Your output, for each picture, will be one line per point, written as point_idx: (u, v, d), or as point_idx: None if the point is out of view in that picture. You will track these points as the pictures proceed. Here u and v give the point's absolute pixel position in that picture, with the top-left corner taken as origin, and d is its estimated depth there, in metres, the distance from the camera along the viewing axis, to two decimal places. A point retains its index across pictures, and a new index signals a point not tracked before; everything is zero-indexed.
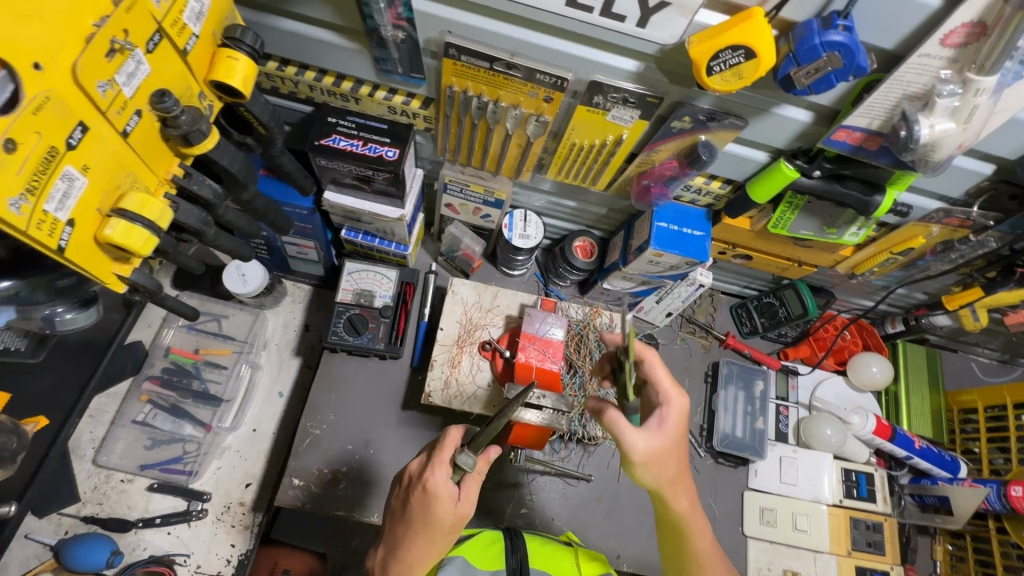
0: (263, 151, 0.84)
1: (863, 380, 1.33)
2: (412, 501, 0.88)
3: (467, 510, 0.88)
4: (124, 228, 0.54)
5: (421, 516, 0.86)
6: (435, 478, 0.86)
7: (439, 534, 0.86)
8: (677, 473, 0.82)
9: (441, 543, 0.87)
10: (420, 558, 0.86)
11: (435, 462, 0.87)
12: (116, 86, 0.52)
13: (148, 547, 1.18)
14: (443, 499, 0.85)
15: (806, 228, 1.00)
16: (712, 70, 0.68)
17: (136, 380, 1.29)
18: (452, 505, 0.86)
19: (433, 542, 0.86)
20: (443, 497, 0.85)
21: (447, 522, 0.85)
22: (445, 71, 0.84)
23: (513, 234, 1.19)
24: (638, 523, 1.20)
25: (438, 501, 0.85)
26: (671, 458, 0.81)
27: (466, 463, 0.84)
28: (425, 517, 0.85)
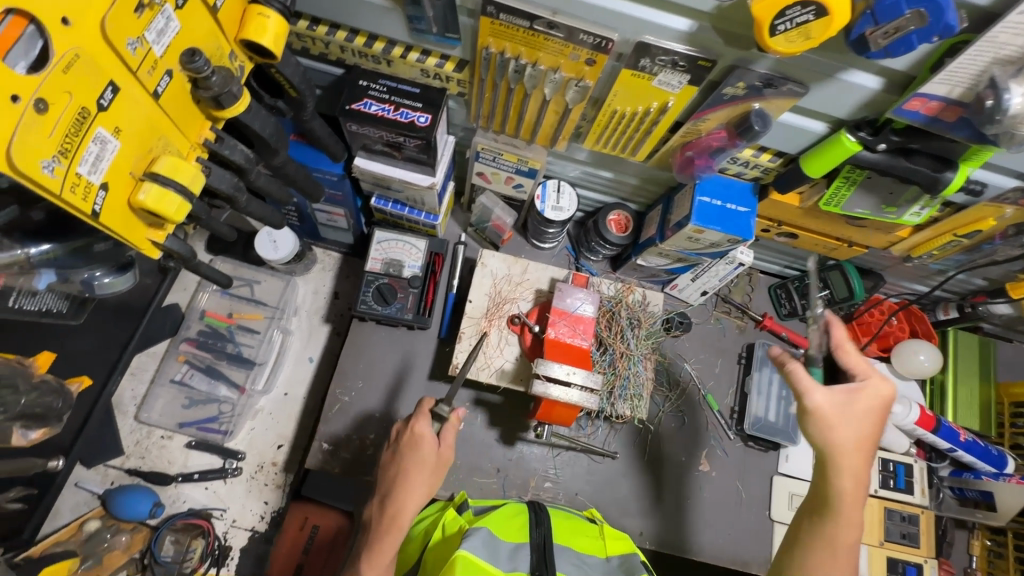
0: (294, 116, 0.81)
1: (908, 368, 1.27)
2: (401, 446, 0.96)
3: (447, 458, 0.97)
4: (157, 193, 0.53)
5: (410, 456, 0.94)
6: (419, 424, 0.96)
7: (427, 474, 0.94)
8: (852, 445, 0.76)
9: (427, 486, 0.94)
10: (411, 496, 0.92)
11: (417, 412, 0.98)
12: (146, 44, 0.50)
13: (187, 501, 1.25)
14: (427, 441, 0.95)
15: (862, 207, 0.94)
16: (775, 30, 0.62)
17: (174, 341, 1.33)
18: (436, 446, 0.95)
19: (422, 479, 0.93)
20: (427, 438, 0.95)
21: (432, 459, 0.94)
22: (482, 31, 0.79)
23: (545, 206, 1.16)
24: (698, 503, 1.20)
25: (424, 440, 0.95)
26: (847, 424, 0.76)
27: (445, 409, 0.97)
28: (413, 457, 0.94)
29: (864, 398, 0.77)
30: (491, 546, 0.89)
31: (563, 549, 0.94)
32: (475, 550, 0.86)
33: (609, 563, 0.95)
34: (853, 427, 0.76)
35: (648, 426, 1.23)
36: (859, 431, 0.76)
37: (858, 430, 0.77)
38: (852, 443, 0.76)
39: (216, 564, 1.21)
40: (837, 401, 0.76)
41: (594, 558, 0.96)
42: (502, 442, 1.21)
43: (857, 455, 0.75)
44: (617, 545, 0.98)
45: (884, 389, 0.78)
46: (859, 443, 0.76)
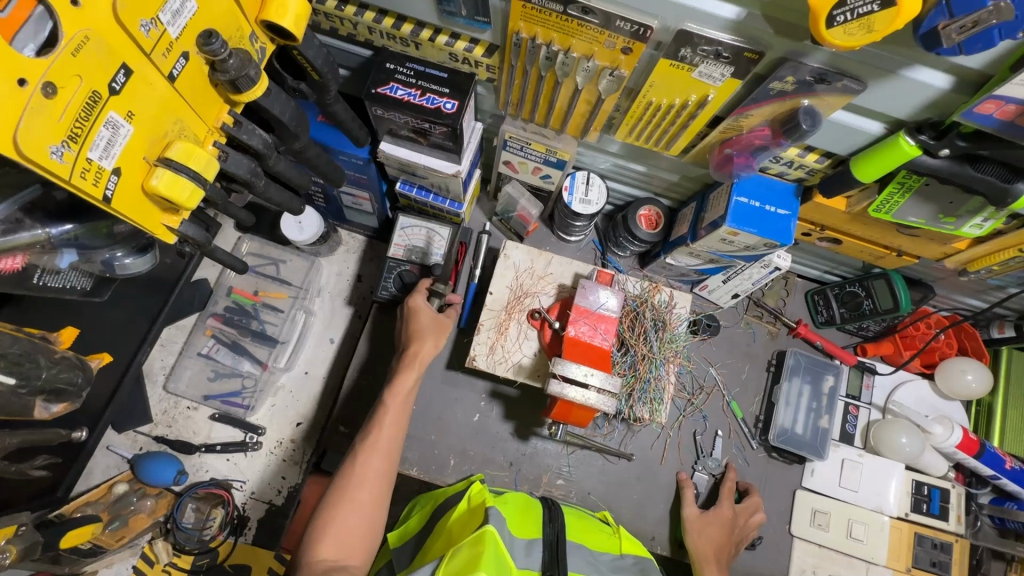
0: (317, 100, 0.79)
1: (954, 388, 1.19)
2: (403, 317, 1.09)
3: (447, 325, 1.08)
4: (170, 179, 0.52)
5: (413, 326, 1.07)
6: (416, 298, 1.09)
7: (430, 337, 1.06)
8: (705, 547, 1.05)
9: (433, 342, 1.05)
10: (431, 341, 1.05)
11: (416, 287, 1.10)
12: (160, 25, 0.49)
13: (210, 470, 1.28)
14: (423, 311, 1.08)
15: (917, 215, 0.86)
16: (833, 20, 0.56)
17: (202, 316, 1.36)
18: (432, 313, 1.08)
19: (433, 340, 1.06)
20: (423, 309, 1.08)
21: (433, 322, 1.07)
22: (513, 15, 0.75)
23: (573, 198, 1.12)
24: None
25: (420, 313, 1.07)
26: (700, 526, 1.08)
27: (442, 287, 1.10)
28: (415, 325, 1.07)
29: (714, 521, 1.09)
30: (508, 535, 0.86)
31: (578, 547, 0.92)
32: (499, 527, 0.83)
33: (622, 560, 0.94)
34: (710, 544, 1.05)
35: (667, 431, 1.20)
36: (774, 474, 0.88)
37: (710, 532, 1.07)
38: (705, 548, 1.05)
39: (235, 533, 1.26)
40: (699, 513, 1.10)
41: (609, 556, 0.94)
42: (516, 437, 1.19)
43: (711, 550, 1.06)
44: (631, 545, 0.97)
45: (727, 509, 1.11)
46: (713, 545, 1.06)
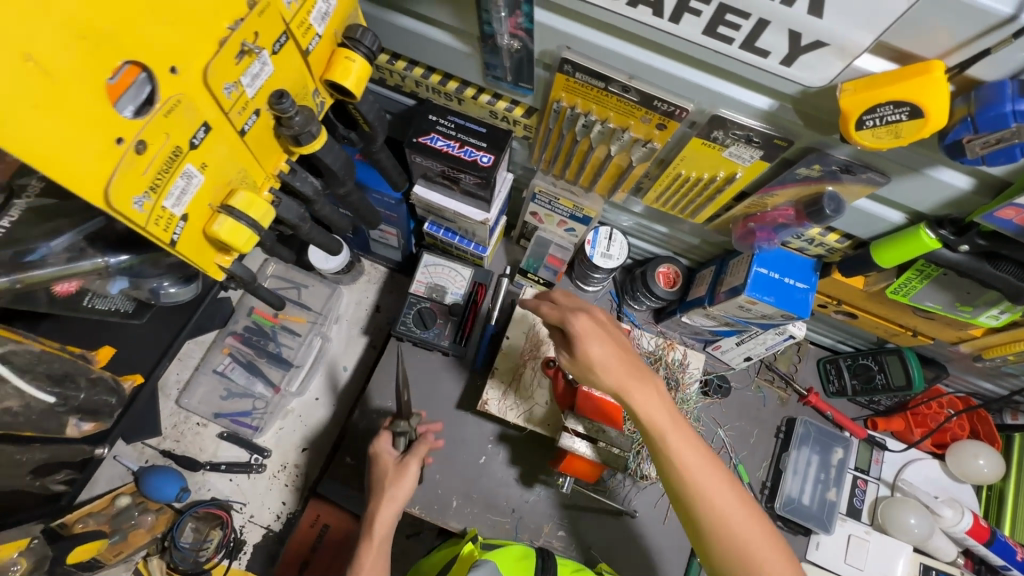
0: (364, 148, 0.84)
1: (965, 471, 1.18)
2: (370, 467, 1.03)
3: (407, 467, 0.99)
4: (230, 226, 0.56)
5: (376, 483, 1.00)
6: (379, 443, 1.03)
7: (386, 489, 0.98)
8: None
9: (391, 493, 0.97)
10: (390, 505, 0.96)
11: (380, 432, 1.04)
12: (240, 87, 0.53)
13: (211, 489, 1.29)
14: (384, 457, 1.02)
15: (934, 300, 0.88)
16: (862, 124, 0.60)
17: (221, 333, 1.39)
18: (393, 464, 1.01)
19: (393, 498, 0.97)
20: (384, 457, 1.02)
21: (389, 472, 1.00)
22: (556, 85, 0.79)
23: (595, 251, 1.16)
24: None
25: (380, 464, 1.01)
26: None
27: (405, 425, 1.02)
28: (378, 484, 1.00)
29: None
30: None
31: None
32: None
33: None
34: None
35: None
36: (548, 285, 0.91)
37: None
38: None
39: (230, 556, 1.25)
40: None
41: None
42: (520, 483, 1.19)
43: None
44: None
45: None
46: None
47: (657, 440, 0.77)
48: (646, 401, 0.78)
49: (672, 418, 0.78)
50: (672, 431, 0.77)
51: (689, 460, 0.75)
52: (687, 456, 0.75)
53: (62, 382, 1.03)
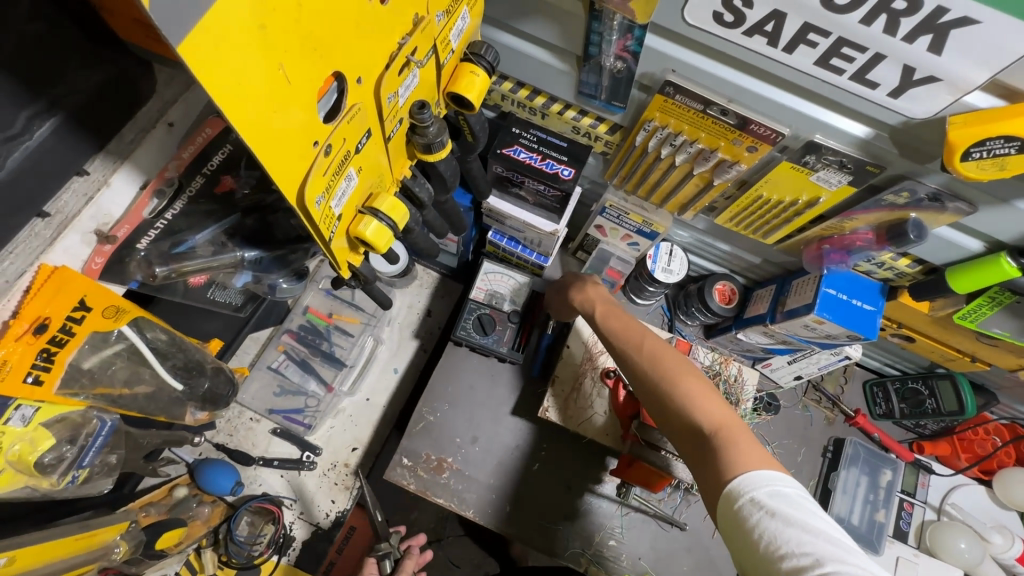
0: (460, 157, 0.87)
1: (1011, 497, 1.20)
2: None
3: None
4: (376, 227, 0.59)
5: None
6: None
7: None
8: None
9: None
10: None
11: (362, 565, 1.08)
12: (396, 97, 0.56)
13: (263, 485, 1.31)
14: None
15: (1002, 327, 0.90)
16: (969, 155, 0.63)
17: (277, 331, 1.41)
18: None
19: None
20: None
21: None
22: (652, 106, 0.83)
23: (656, 266, 1.19)
24: None
25: None
26: None
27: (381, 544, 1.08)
28: None
29: None
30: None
31: None
32: None
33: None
34: None
35: None
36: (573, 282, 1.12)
37: None
38: None
39: (279, 552, 1.27)
40: None
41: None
42: (573, 491, 1.21)
43: None
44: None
45: None
46: None
47: (638, 366, 0.89)
48: (637, 344, 0.92)
49: (654, 349, 0.89)
50: (653, 359, 0.88)
51: (664, 375, 0.85)
52: (662, 373, 0.85)
53: (191, 372, 0.99)
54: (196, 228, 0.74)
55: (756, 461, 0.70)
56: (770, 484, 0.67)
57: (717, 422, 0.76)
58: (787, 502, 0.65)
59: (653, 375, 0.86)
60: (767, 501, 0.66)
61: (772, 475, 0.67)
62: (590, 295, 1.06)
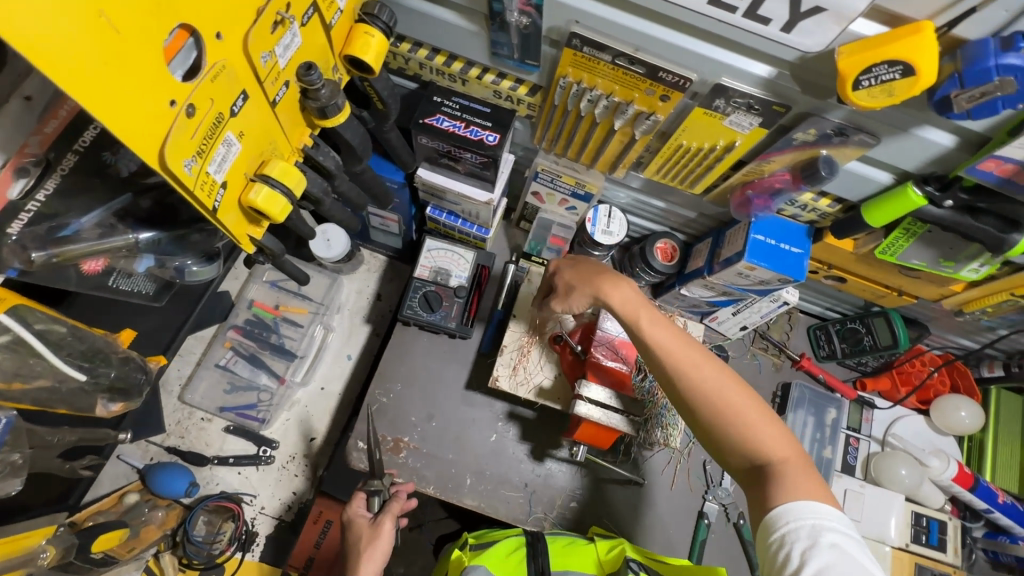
0: (375, 127, 0.86)
1: (948, 423, 1.25)
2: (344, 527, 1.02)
3: (382, 526, 0.99)
4: (267, 194, 0.57)
5: (352, 542, 0.99)
6: (352, 507, 1.03)
7: (363, 550, 0.97)
8: None
9: (368, 553, 0.96)
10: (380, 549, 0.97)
11: (353, 495, 1.05)
12: (273, 57, 0.54)
13: (220, 483, 1.28)
14: (358, 520, 1.01)
15: (919, 258, 0.94)
16: (859, 84, 0.64)
17: (222, 327, 1.38)
18: (366, 519, 1.01)
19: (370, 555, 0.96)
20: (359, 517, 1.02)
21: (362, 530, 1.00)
22: (563, 61, 0.82)
23: (596, 228, 1.18)
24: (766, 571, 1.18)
25: (353, 527, 1.01)
26: None
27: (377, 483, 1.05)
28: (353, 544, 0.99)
29: None
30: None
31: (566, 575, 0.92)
32: None
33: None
34: None
35: (678, 456, 1.24)
36: (591, 276, 0.91)
37: None
38: None
39: (243, 549, 1.25)
40: None
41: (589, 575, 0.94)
42: (532, 458, 1.22)
43: None
44: (611, 560, 0.96)
45: None
46: None
47: (700, 391, 0.76)
48: (694, 362, 0.77)
49: (707, 368, 0.77)
50: (717, 382, 0.76)
51: (731, 404, 0.75)
52: (728, 401, 0.75)
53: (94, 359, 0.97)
54: (80, 213, 0.70)
55: (815, 495, 0.69)
56: (823, 521, 0.66)
57: (785, 455, 0.72)
58: (848, 542, 0.64)
59: (713, 400, 0.75)
60: (825, 536, 0.65)
61: (833, 514, 0.67)
62: (620, 294, 0.86)
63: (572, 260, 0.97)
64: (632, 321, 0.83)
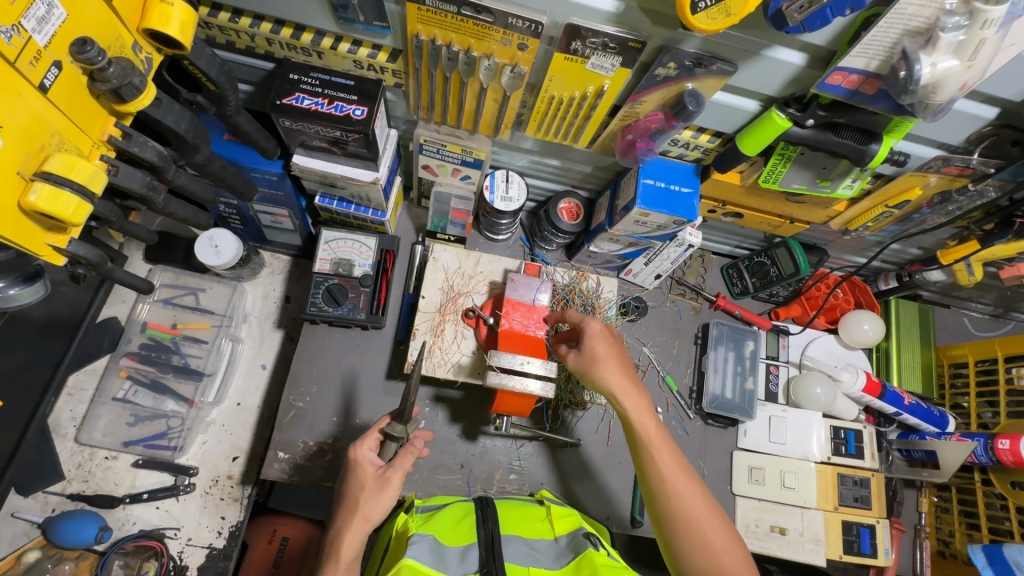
0: (217, 111, 0.79)
1: (854, 337, 1.31)
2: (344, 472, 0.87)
3: (390, 479, 0.83)
4: (50, 194, 0.57)
5: (349, 493, 0.84)
6: (361, 447, 0.87)
7: (362, 502, 0.81)
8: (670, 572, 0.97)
9: (365, 509, 0.81)
10: (385, 497, 0.82)
11: (365, 432, 0.89)
12: (24, 32, 0.53)
13: (137, 522, 1.19)
14: (364, 465, 0.85)
15: (799, 182, 0.96)
16: (697, 6, 0.63)
17: (114, 356, 1.27)
18: (373, 469, 0.85)
19: (365, 518, 0.80)
20: (364, 464, 0.86)
21: (364, 483, 0.83)
22: (410, 18, 0.77)
23: (494, 196, 1.15)
24: None
25: (358, 469, 0.85)
26: None
27: (398, 429, 0.87)
28: (351, 493, 0.84)
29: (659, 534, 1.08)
30: (437, 552, 0.82)
31: (512, 539, 0.88)
32: (420, 557, 0.79)
33: (558, 544, 0.89)
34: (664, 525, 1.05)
35: (610, 411, 1.24)
36: (612, 367, 0.89)
37: None
38: None
39: None
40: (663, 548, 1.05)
41: (544, 541, 0.90)
42: (464, 438, 1.19)
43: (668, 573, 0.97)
44: (564, 525, 0.93)
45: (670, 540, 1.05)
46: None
47: (682, 509, 0.82)
48: (690, 494, 0.83)
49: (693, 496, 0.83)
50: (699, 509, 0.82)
51: (709, 530, 0.80)
52: (703, 526, 0.81)
53: None
54: None
55: None
56: None
57: None
58: None
59: (690, 519, 0.81)
60: None
61: None
62: (636, 405, 0.87)
63: (604, 330, 0.92)
64: (639, 437, 0.86)
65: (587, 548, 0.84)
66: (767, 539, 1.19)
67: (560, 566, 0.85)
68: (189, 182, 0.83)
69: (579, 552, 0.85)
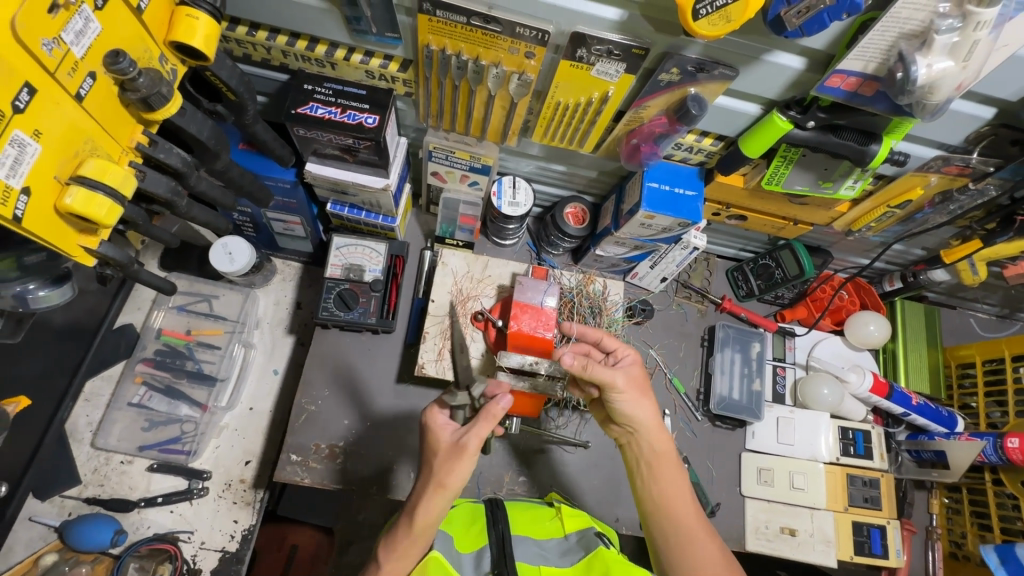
0: (236, 120, 0.82)
1: (860, 338, 1.32)
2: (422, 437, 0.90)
3: (466, 446, 0.83)
4: (84, 197, 0.60)
5: (426, 458, 0.86)
6: (434, 415, 0.89)
7: (435, 469, 0.83)
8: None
9: (438, 478, 0.82)
10: (460, 462, 0.82)
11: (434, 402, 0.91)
12: (63, 45, 0.55)
13: (152, 525, 1.20)
14: (439, 432, 0.87)
15: (801, 183, 0.98)
16: (699, 13, 0.65)
17: (130, 362, 1.29)
18: (449, 435, 0.87)
19: (440, 487, 0.82)
20: (445, 429, 0.88)
21: (439, 448, 0.85)
22: (422, 29, 0.80)
23: (502, 202, 1.17)
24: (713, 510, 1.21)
25: (436, 434, 0.87)
26: None
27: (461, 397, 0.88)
28: (427, 457, 0.86)
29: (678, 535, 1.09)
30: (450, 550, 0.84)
31: (522, 539, 0.89)
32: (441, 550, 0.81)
33: (567, 542, 0.91)
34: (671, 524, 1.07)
35: None
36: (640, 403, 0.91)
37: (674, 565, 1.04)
38: None
39: None
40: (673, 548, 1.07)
41: (553, 540, 0.91)
42: None
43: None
44: (575, 523, 0.93)
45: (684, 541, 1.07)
46: None
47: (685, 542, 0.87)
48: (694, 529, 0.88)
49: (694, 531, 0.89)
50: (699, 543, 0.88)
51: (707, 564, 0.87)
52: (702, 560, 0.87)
53: None
54: None
55: None
56: None
57: None
58: None
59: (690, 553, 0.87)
60: None
61: None
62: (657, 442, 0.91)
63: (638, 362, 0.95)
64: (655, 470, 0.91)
65: (597, 547, 0.85)
66: (776, 540, 1.19)
67: (570, 564, 0.86)
68: (209, 189, 0.86)
69: (590, 551, 0.86)
